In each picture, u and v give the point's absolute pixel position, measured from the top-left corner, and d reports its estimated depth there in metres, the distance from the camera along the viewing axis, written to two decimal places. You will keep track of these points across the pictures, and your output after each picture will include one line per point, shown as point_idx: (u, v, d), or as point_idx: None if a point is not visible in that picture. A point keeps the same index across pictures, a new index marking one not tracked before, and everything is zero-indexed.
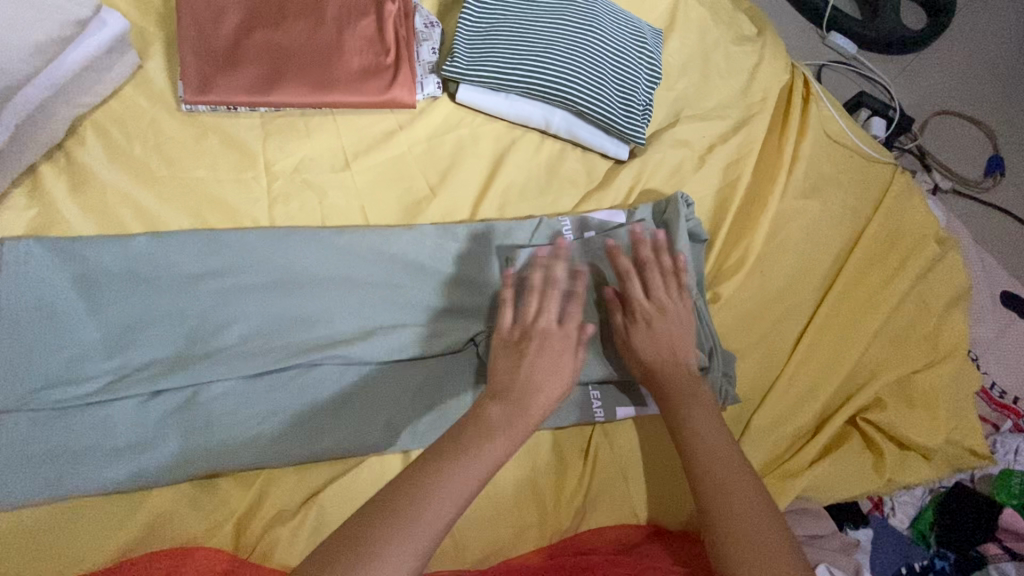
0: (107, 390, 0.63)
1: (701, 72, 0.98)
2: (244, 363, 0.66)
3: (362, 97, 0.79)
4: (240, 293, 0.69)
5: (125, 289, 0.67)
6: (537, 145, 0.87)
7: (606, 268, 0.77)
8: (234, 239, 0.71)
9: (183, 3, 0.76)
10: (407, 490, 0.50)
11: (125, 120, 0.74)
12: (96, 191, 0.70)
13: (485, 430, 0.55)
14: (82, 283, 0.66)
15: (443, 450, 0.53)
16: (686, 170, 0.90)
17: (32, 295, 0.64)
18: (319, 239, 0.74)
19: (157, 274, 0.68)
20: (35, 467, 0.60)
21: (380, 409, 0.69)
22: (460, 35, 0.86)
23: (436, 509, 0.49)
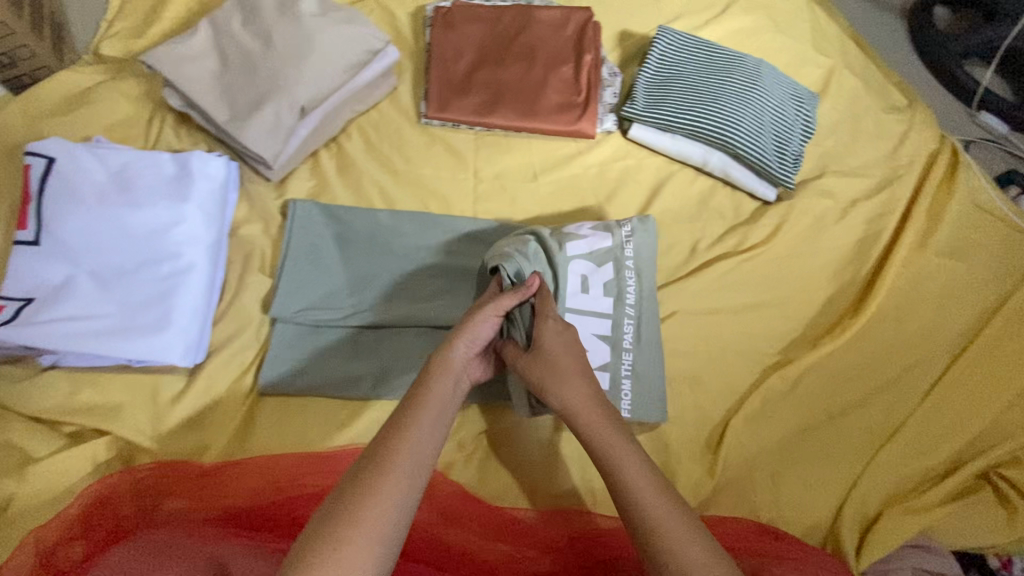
0: (346, 319, 0.82)
1: (850, 134, 1.07)
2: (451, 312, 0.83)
3: (555, 125, 0.97)
4: (447, 263, 0.87)
5: (370, 246, 0.87)
6: (693, 180, 1.01)
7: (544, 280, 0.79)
8: (448, 222, 0.90)
9: (435, 44, 1.00)
10: (340, 500, 0.50)
11: (380, 125, 0.97)
12: (355, 175, 0.93)
13: (404, 419, 0.57)
14: (340, 237, 0.87)
15: (380, 441, 0.55)
16: (828, 218, 0.99)
17: (307, 241, 0.86)
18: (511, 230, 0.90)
19: (391, 240, 0.88)
20: (295, 364, 0.80)
21: None
22: (640, 82, 1.02)
23: (397, 493, 0.51)
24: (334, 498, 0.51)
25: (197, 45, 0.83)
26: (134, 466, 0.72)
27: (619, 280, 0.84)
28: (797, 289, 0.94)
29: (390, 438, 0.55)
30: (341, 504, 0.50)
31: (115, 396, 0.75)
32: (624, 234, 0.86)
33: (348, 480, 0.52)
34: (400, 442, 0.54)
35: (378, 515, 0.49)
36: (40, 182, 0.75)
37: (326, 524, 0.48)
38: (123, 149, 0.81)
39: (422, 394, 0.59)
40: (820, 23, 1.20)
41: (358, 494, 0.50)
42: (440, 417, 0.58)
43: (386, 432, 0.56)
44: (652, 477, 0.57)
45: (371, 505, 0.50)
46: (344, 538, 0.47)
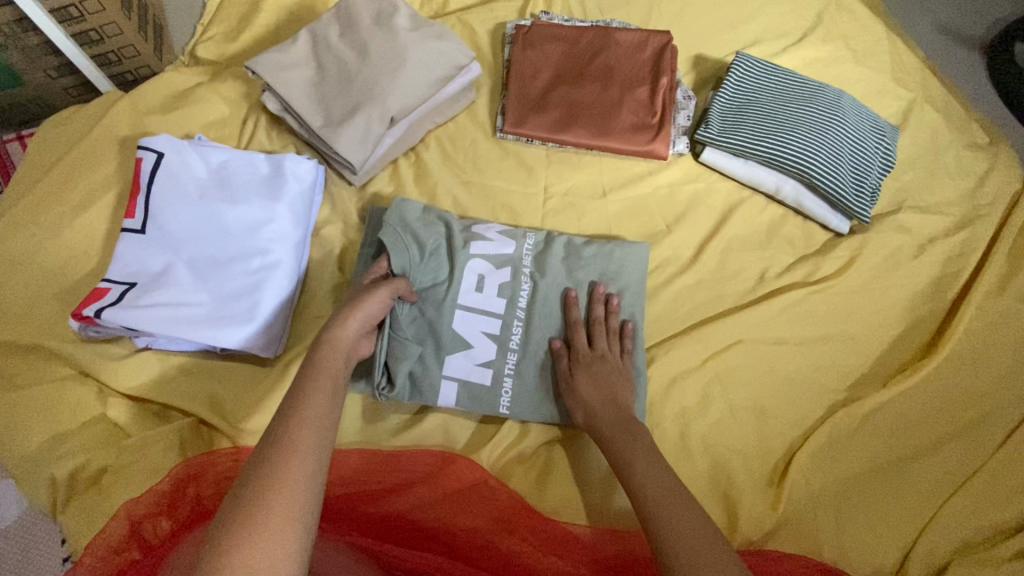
0: None
1: (928, 170, 1.05)
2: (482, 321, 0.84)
3: (628, 145, 0.98)
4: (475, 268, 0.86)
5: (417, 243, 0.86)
6: (763, 207, 1.00)
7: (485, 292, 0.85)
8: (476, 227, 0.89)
9: (515, 61, 1.02)
10: (251, 475, 0.47)
11: (456, 137, 1.00)
12: (431, 183, 0.95)
13: (300, 395, 0.55)
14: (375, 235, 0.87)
15: (280, 416, 0.53)
16: (903, 254, 0.97)
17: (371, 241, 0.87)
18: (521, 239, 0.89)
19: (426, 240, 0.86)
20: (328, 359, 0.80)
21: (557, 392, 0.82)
22: (715, 107, 1.02)
23: (303, 479, 0.48)
24: (243, 477, 0.47)
25: (297, 53, 0.88)
26: (214, 449, 0.75)
27: (514, 283, 0.86)
28: (867, 324, 0.92)
29: (283, 428, 0.51)
30: (258, 479, 0.47)
31: (200, 380, 0.79)
32: (526, 245, 0.89)
33: (251, 473, 0.47)
34: (308, 413, 0.53)
35: (287, 485, 0.47)
36: (150, 174, 0.81)
37: (247, 500, 0.45)
38: (224, 147, 0.86)
39: (313, 378, 0.57)
40: (901, 56, 1.18)
41: (263, 483, 0.46)
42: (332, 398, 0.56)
43: (283, 421, 0.52)
44: (663, 473, 0.66)
45: (286, 475, 0.47)
46: (257, 510, 0.45)
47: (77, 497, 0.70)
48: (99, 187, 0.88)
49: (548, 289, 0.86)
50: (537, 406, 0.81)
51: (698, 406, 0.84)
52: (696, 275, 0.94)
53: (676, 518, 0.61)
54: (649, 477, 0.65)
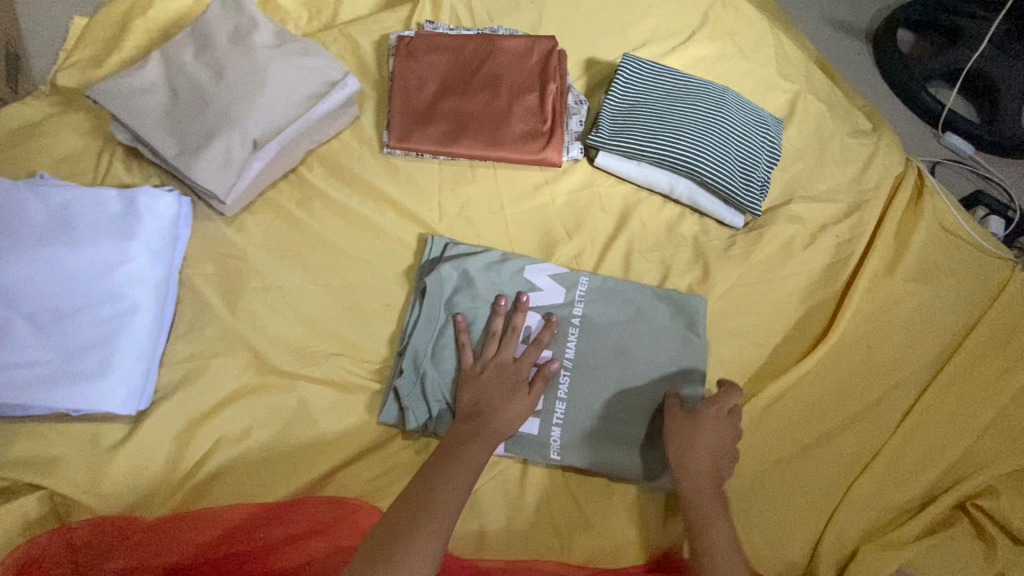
0: (436, 363, 0.80)
1: (816, 159, 1.07)
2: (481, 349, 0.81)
3: (520, 155, 0.96)
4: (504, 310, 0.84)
5: (485, 295, 0.85)
6: (661, 207, 1.00)
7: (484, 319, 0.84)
8: (529, 271, 0.88)
9: (398, 74, 0.98)
10: (414, 503, 0.64)
11: (340, 155, 0.95)
12: (314, 207, 0.90)
13: (457, 441, 0.71)
14: (456, 289, 0.85)
15: (445, 454, 0.70)
16: (797, 243, 0.98)
17: (445, 297, 0.84)
18: (588, 286, 0.88)
19: (486, 290, 0.86)
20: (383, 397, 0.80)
21: (594, 436, 0.80)
22: (606, 111, 1.01)
23: (430, 536, 0.61)
24: (408, 503, 0.64)
25: (146, 79, 0.81)
26: (70, 523, 0.68)
27: (562, 334, 0.85)
28: (768, 317, 0.93)
29: (435, 477, 0.67)
30: (420, 509, 0.63)
31: (53, 447, 0.71)
32: (579, 292, 0.87)
33: (397, 519, 0.62)
34: (465, 456, 0.69)
35: (444, 510, 0.63)
36: None
37: (409, 521, 0.62)
38: (66, 185, 0.77)
39: (462, 450, 0.70)
40: (786, 49, 1.21)
41: (402, 534, 0.61)
42: (467, 475, 0.67)
43: (429, 480, 0.66)
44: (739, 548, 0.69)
45: (445, 500, 0.64)
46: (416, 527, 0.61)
47: None
48: None
49: (598, 332, 0.85)
50: (597, 457, 0.78)
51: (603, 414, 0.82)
52: None
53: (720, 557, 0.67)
54: (722, 547, 0.68)
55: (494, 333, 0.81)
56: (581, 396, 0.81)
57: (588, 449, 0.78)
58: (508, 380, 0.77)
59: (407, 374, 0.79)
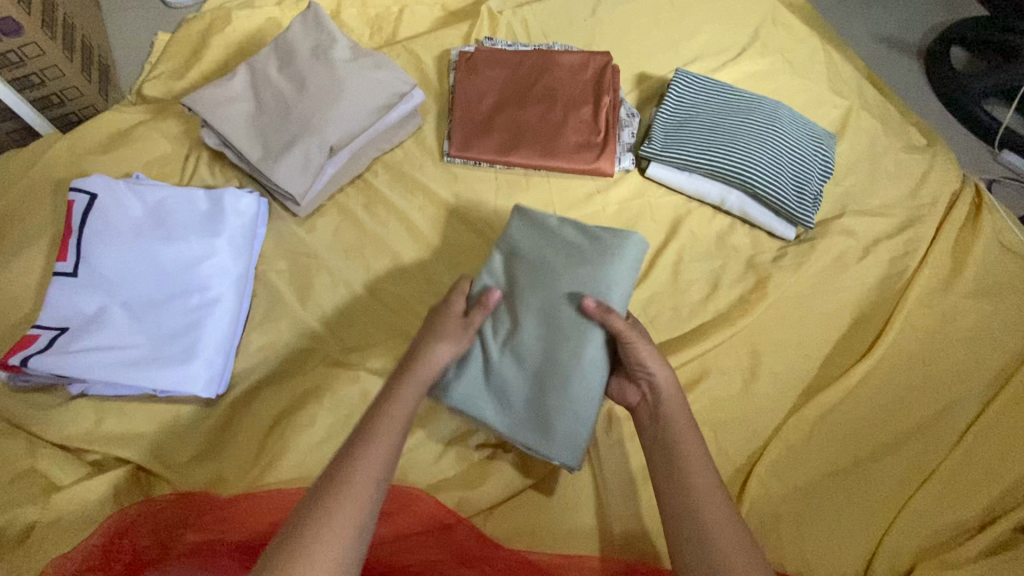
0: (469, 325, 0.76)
1: (869, 175, 1.07)
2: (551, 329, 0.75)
3: (573, 164, 0.99)
4: (544, 286, 0.78)
5: (532, 273, 0.79)
6: (711, 218, 1.02)
7: (526, 296, 0.78)
8: (575, 252, 0.80)
9: (458, 87, 1.03)
10: (340, 463, 0.55)
11: (403, 162, 1.00)
12: (380, 210, 0.95)
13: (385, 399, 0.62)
14: (515, 260, 0.81)
15: (368, 418, 0.60)
16: (848, 257, 0.98)
17: (501, 270, 0.82)
18: (622, 277, 0.78)
19: (538, 264, 0.80)
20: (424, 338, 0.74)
21: (572, 428, 0.72)
22: (658, 123, 1.04)
23: (359, 494, 0.52)
24: (332, 467, 0.54)
25: (236, 90, 0.89)
26: (155, 497, 0.71)
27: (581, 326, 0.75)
28: (818, 330, 0.93)
29: (359, 434, 0.57)
30: (345, 470, 0.54)
31: (137, 426, 0.76)
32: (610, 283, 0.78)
33: (309, 507, 0.51)
34: (388, 418, 0.59)
35: (371, 465, 0.55)
36: (82, 216, 0.78)
37: (332, 483, 0.53)
38: (160, 185, 0.84)
39: (378, 419, 0.59)
40: (838, 66, 1.22)
41: (318, 520, 0.50)
42: (394, 426, 0.59)
43: (350, 457, 0.55)
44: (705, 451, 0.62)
45: (371, 454, 0.55)
46: (340, 489, 0.52)
47: (1, 555, 0.64)
48: (34, 232, 0.85)
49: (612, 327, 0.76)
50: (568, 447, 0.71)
51: None
52: (650, 290, 0.94)
53: (696, 480, 0.59)
54: (696, 457, 0.61)
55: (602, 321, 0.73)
56: (583, 395, 0.73)
57: (566, 444, 0.71)
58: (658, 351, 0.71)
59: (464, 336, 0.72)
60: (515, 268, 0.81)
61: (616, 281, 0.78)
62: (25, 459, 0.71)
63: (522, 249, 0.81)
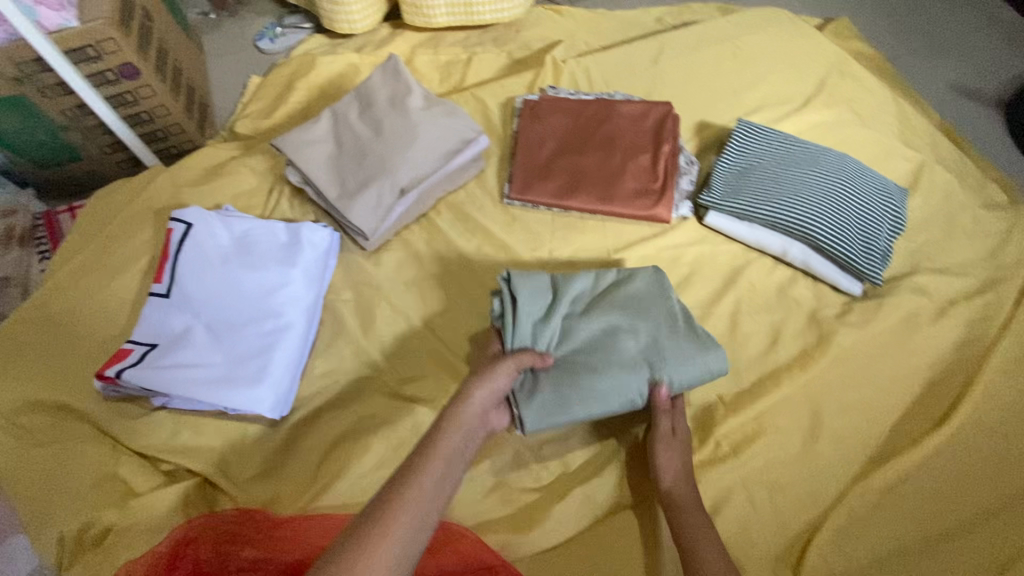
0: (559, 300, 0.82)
1: (944, 231, 1.03)
2: (597, 345, 0.80)
3: (631, 210, 1.00)
4: (643, 312, 0.82)
5: (648, 301, 0.83)
6: (771, 268, 1.00)
7: (636, 319, 0.81)
8: (675, 309, 0.83)
9: (521, 133, 1.08)
10: (376, 508, 0.57)
11: (465, 203, 1.04)
12: (441, 247, 0.99)
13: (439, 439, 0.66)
14: (630, 277, 0.86)
15: (421, 452, 0.64)
16: (920, 317, 0.94)
17: (615, 277, 0.86)
18: (701, 357, 0.79)
19: (642, 296, 0.84)
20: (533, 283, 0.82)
21: (556, 414, 0.76)
22: (718, 173, 1.04)
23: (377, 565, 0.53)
24: (375, 503, 0.58)
25: (319, 132, 0.96)
26: (217, 511, 0.75)
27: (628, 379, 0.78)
28: (885, 393, 0.89)
29: (398, 486, 0.60)
30: (381, 518, 0.56)
31: (208, 440, 0.81)
32: (680, 364, 0.79)
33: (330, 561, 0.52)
34: (432, 462, 0.63)
35: (405, 525, 0.56)
36: (179, 243, 0.87)
37: (353, 542, 0.54)
38: (247, 217, 0.92)
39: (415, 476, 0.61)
40: (908, 118, 1.19)
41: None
42: (433, 483, 0.61)
43: (381, 507, 0.57)
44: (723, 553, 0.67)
45: (406, 511, 0.57)
46: (355, 559, 0.52)
47: (83, 554, 0.71)
48: (133, 254, 0.94)
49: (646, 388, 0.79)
50: (541, 417, 0.76)
51: (703, 470, 0.82)
52: None
53: (702, 549, 0.67)
54: (712, 564, 0.66)
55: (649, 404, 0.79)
56: (578, 413, 0.76)
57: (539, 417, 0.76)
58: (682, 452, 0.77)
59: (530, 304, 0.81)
60: (626, 288, 0.84)
61: (687, 351, 0.79)
62: (110, 466, 0.77)
63: (623, 280, 0.86)
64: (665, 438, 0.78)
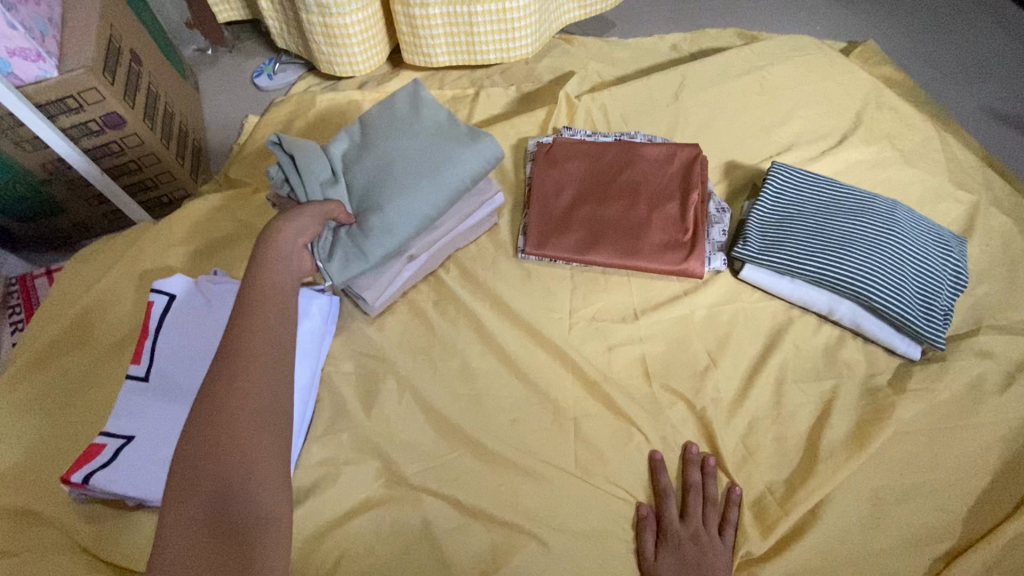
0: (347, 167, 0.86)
1: (1007, 283, 0.93)
2: (385, 159, 0.85)
3: (658, 265, 0.91)
4: (412, 152, 0.86)
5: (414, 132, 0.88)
6: (816, 328, 0.90)
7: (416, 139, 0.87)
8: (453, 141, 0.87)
9: (536, 180, 0.99)
10: (214, 400, 0.52)
11: (477, 260, 0.96)
12: (451, 310, 0.90)
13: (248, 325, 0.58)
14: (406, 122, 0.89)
15: (244, 336, 0.57)
16: (990, 384, 0.83)
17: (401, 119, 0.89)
18: (454, 170, 0.85)
19: (416, 125, 0.88)
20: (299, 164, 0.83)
21: (379, 240, 0.81)
22: (753, 221, 0.94)
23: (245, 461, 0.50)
24: (202, 406, 0.51)
25: None
26: None
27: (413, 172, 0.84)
28: (956, 474, 0.78)
29: (223, 388, 0.52)
30: (225, 416, 0.51)
31: None
32: (458, 165, 0.85)
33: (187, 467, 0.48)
34: (243, 359, 0.54)
35: (236, 416, 0.51)
36: (160, 318, 0.78)
37: (216, 438, 0.50)
38: (236, 284, 0.84)
39: (228, 366, 0.54)
40: (955, 154, 1.10)
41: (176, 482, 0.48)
42: (264, 376, 0.55)
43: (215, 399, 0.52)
44: None
45: (227, 403, 0.51)
46: (228, 457, 0.49)
47: None
48: (115, 326, 0.86)
49: (440, 200, 0.84)
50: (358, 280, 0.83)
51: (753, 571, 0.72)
52: (749, 414, 0.83)
53: None
54: None
55: (663, 491, 0.77)
56: (388, 226, 0.81)
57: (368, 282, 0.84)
58: (701, 545, 0.72)
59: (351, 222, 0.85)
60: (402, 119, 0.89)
61: (428, 165, 0.85)
62: None
63: (400, 97, 0.91)
64: (670, 536, 0.73)
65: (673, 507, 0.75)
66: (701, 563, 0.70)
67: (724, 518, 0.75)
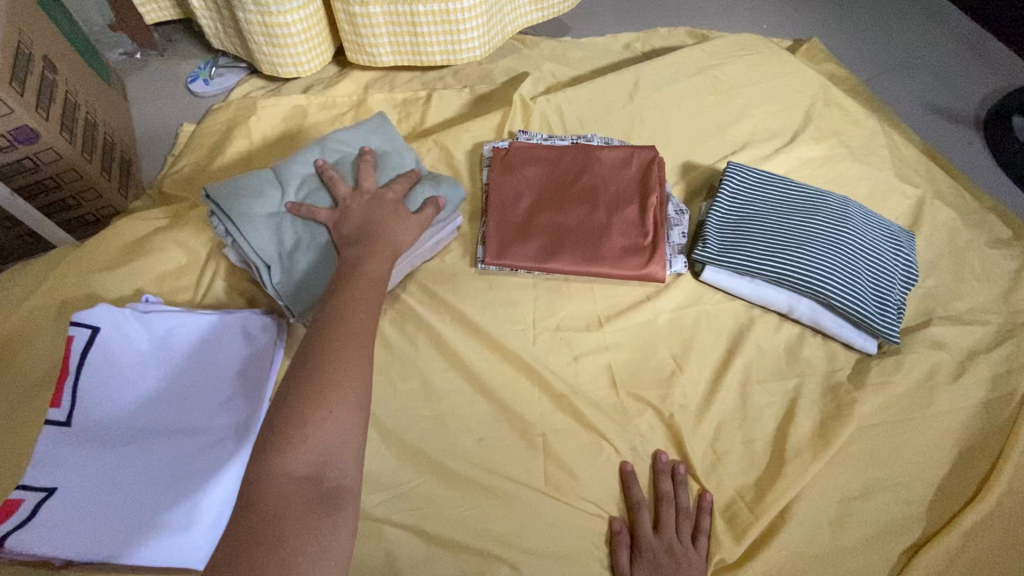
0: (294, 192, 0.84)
1: (954, 274, 0.96)
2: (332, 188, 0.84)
3: (621, 271, 0.89)
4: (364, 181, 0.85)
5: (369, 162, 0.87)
6: (777, 327, 0.90)
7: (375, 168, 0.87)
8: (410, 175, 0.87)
9: (493, 187, 0.96)
10: (315, 360, 0.57)
11: (435, 272, 0.92)
12: (408, 327, 0.86)
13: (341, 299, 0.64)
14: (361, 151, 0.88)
15: (339, 307, 0.63)
16: (942, 375, 0.86)
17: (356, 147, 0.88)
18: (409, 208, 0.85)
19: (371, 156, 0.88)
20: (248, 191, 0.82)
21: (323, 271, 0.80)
22: (712, 222, 0.94)
23: (336, 421, 0.54)
24: (308, 359, 0.57)
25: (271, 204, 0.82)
26: None
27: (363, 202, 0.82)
28: (916, 465, 0.80)
29: (326, 349, 0.58)
30: (330, 371, 0.56)
31: None
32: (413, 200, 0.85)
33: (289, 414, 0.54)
34: (343, 333, 0.60)
35: (335, 379, 0.56)
36: (82, 354, 0.71)
37: (315, 390, 0.55)
38: (171, 310, 0.78)
39: (332, 329, 0.60)
40: (899, 149, 1.13)
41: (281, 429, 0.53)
42: (358, 348, 0.59)
43: (318, 355, 0.57)
44: None
45: (330, 369, 0.57)
46: (322, 412, 0.54)
47: None
48: (32, 363, 0.78)
49: None
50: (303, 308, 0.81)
51: None
52: (716, 418, 0.82)
53: None
54: None
55: (636, 503, 0.75)
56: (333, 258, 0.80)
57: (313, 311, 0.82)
58: (676, 556, 0.71)
59: (300, 233, 0.81)
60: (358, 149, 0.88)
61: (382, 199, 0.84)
62: None
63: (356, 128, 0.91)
64: (645, 549, 0.71)
65: (646, 519, 0.74)
66: (677, 575, 0.69)
67: (698, 525, 0.74)
